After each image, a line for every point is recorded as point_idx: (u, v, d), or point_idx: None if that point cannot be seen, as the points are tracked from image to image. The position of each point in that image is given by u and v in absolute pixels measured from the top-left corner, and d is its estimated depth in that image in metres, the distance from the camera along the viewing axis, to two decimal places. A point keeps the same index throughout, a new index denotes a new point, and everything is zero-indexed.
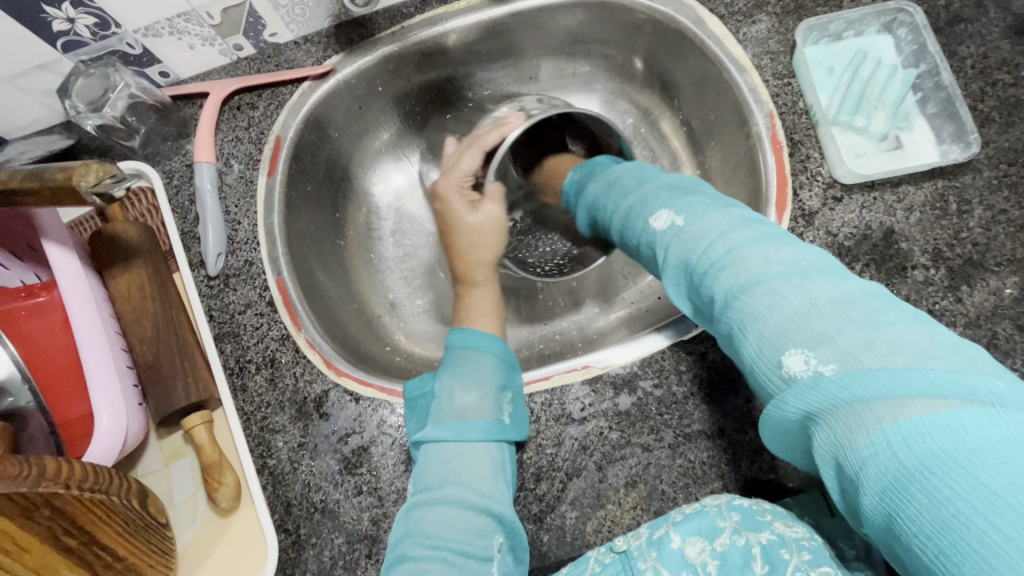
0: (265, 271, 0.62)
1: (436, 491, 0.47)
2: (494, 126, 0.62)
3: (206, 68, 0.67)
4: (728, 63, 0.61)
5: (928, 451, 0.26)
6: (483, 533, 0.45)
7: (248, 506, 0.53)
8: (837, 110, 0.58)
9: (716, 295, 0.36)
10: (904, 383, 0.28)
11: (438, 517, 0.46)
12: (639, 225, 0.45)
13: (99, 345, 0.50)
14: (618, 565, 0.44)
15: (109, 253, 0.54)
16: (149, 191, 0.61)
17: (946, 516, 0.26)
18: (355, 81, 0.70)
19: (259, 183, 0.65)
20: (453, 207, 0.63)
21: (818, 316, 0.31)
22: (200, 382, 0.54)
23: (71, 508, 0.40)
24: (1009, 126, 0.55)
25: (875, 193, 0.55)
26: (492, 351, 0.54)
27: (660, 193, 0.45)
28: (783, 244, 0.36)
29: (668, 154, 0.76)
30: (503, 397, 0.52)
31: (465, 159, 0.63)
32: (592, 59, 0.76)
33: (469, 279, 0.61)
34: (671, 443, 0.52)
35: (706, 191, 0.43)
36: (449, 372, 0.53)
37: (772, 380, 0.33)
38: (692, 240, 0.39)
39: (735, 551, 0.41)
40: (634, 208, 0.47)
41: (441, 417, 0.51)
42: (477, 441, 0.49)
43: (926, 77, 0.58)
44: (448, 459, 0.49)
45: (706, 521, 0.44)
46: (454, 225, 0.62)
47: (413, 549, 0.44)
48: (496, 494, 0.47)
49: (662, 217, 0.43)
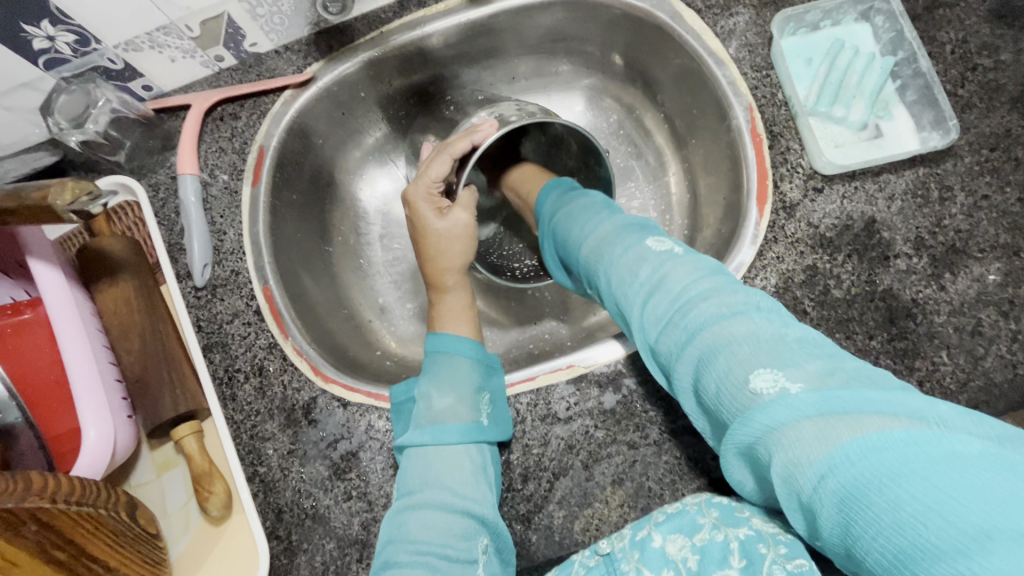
0: (252, 280, 0.62)
1: (418, 495, 0.47)
2: (465, 134, 0.61)
3: (188, 80, 0.67)
4: (706, 57, 0.60)
5: (884, 460, 0.27)
6: (465, 535, 0.45)
7: (239, 514, 0.54)
8: (816, 100, 0.57)
9: (692, 319, 0.37)
10: (865, 402, 0.30)
11: (419, 521, 0.46)
12: (614, 246, 0.45)
13: (85, 361, 0.51)
14: (602, 567, 0.44)
15: (95, 268, 0.55)
16: (136, 205, 0.62)
17: (903, 518, 0.26)
18: (337, 88, 0.70)
19: (243, 193, 0.65)
20: (422, 214, 0.61)
21: (788, 347, 0.34)
22: (188, 394, 0.54)
23: (57, 522, 0.41)
24: (990, 110, 0.55)
25: (856, 183, 0.55)
26: (467, 354, 0.55)
27: (637, 226, 0.46)
28: (754, 290, 0.39)
29: (652, 149, 0.76)
30: (480, 399, 0.52)
31: (435, 165, 0.61)
32: (573, 57, 0.76)
33: (439, 286, 0.60)
34: (656, 440, 0.52)
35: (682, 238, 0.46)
36: (426, 377, 0.54)
37: (738, 398, 0.33)
38: (676, 268, 0.40)
39: (713, 546, 0.41)
40: (601, 239, 0.46)
41: (420, 422, 0.51)
42: (454, 444, 0.50)
43: (904, 65, 0.57)
44: (426, 462, 0.49)
45: (687, 519, 0.44)
46: (425, 232, 0.61)
47: (397, 555, 0.44)
48: (478, 495, 0.47)
49: (641, 246, 0.43)
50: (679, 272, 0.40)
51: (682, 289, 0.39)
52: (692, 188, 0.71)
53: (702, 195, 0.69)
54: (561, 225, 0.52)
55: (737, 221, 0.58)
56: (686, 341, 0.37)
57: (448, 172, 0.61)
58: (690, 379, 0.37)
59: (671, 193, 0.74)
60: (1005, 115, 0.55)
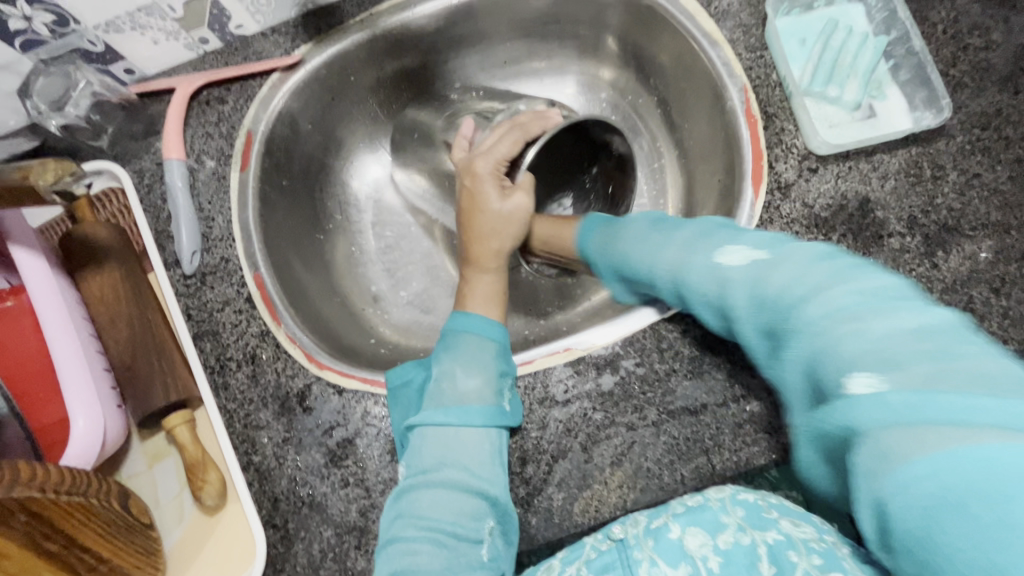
0: (242, 267, 0.61)
1: (432, 473, 0.49)
2: (536, 118, 0.63)
3: (171, 63, 0.66)
4: (700, 39, 0.60)
5: (1005, 472, 0.28)
6: (475, 515, 0.48)
7: (234, 503, 0.53)
8: (811, 80, 0.57)
9: (804, 318, 0.38)
10: (966, 411, 0.31)
11: (432, 498, 0.48)
12: (698, 258, 0.47)
13: (73, 348, 0.49)
14: (614, 552, 0.44)
15: (78, 256, 0.54)
16: (120, 192, 0.61)
17: (997, 527, 0.28)
18: (325, 71, 0.69)
19: (231, 178, 0.64)
20: (485, 190, 0.60)
21: (898, 341, 0.34)
22: (180, 382, 0.53)
23: (48, 512, 0.39)
24: (981, 90, 0.55)
25: (850, 163, 0.55)
26: (494, 338, 0.55)
27: (720, 229, 0.48)
28: (860, 275, 0.39)
29: (646, 133, 0.75)
30: (503, 384, 0.53)
31: (506, 142, 0.61)
32: (566, 41, 0.75)
33: (482, 266, 0.60)
34: (655, 421, 0.52)
35: (760, 231, 0.46)
36: (451, 356, 0.54)
37: (835, 400, 0.35)
38: (779, 268, 0.41)
39: (741, 550, 0.41)
40: (681, 249, 0.49)
41: (443, 402, 0.52)
42: (477, 426, 0.50)
43: (898, 44, 0.57)
44: (445, 440, 0.51)
45: (709, 516, 0.44)
46: (481, 209, 0.60)
47: (405, 530, 0.47)
48: (493, 477, 0.49)
49: (728, 250, 0.45)
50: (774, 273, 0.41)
51: (782, 288, 0.40)
52: (686, 171, 0.71)
53: (696, 179, 0.69)
54: (633, 251, 0.53)
55: (732, 204, 0.58)
56: (795, 345, 0.39)
57: (516, 152, 0.62)
58: (798, 377, 0.39)
59: (666, 177, 0.74)
60: (996, 94, 0.55)
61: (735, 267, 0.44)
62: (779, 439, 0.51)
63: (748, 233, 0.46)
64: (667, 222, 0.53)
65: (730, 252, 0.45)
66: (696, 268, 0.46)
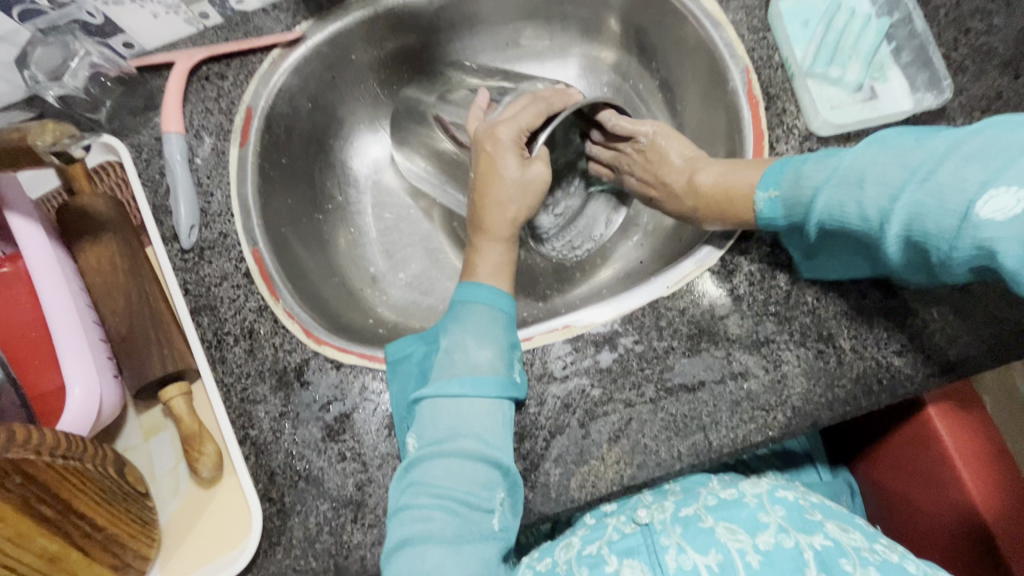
0: (240, 242, 0.61)
1: (446, 443, 0.49)
2: (557, 93, 0.60)
3: (172, 38, 0.65)
4: (703, 20, 0.60)
5: None
6: (488, 485, 0.48)
7: (231, 476, 0.54)
8: (813, 61, 0.57)
9: None
10: None
11: (447, 467, 0.48)
12: (918, 192, 0.41)
13: (69, 316, 0.49)
14: (640, 537, 0.48)
15: (74, 225, 0.53)
16: (117, 165, 0.62)
17: None
18: (327, 49, 0.68)
19: (231, 153, 0.63)
20: (502, 160, 0.56)
21: None
22: (177, 353, 0.53)
23: (43, 475, 0.40)
24: (981, 73, 0.55)
25: (851, 144, 0.55)
26: (503, 308, 0.54)
27: (964, 161, 0.39)
28: None
29: (647, 117, 0.75)
30: (514, 355, 0.52)
31: (527, 113, 0.57)
32: (568, 23, 0.75)
33: (492, 234, 0.57)
34: (652, 398, 0.52)
35: (931, 155, 0.41)
36: (461, 327, 0.53)
37: None
38: (1008, 200, 0.36)
39: (785, 546, 0.43)
40: (930, 196, 0.40)
41: (456, 372, 0.51)
42: (490, 397, 0.50)
43: (900, 26, 0.57)
44: (457, 411, 0.50)
45: (747, 514, 0.46)
46: (496, 179, 0.56)
47: (419, 497, 0.47)
48: (505, 448, 0.49)
49: (997, 193, 0.37)
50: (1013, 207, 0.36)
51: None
52: None
53: None
54: (842, 208, 0.45)
55: None
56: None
57: (537, 126, 0.58)
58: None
59: None
60: (997, 77, 0.55)
61: (1005, 220, 0.37)
62: (777, 417, 0.51)
63: (927, 163, 0.41)
64: (825, 160, 0.47)
65: (997, 199, 0.37)
66: (931, 221, 0.40)
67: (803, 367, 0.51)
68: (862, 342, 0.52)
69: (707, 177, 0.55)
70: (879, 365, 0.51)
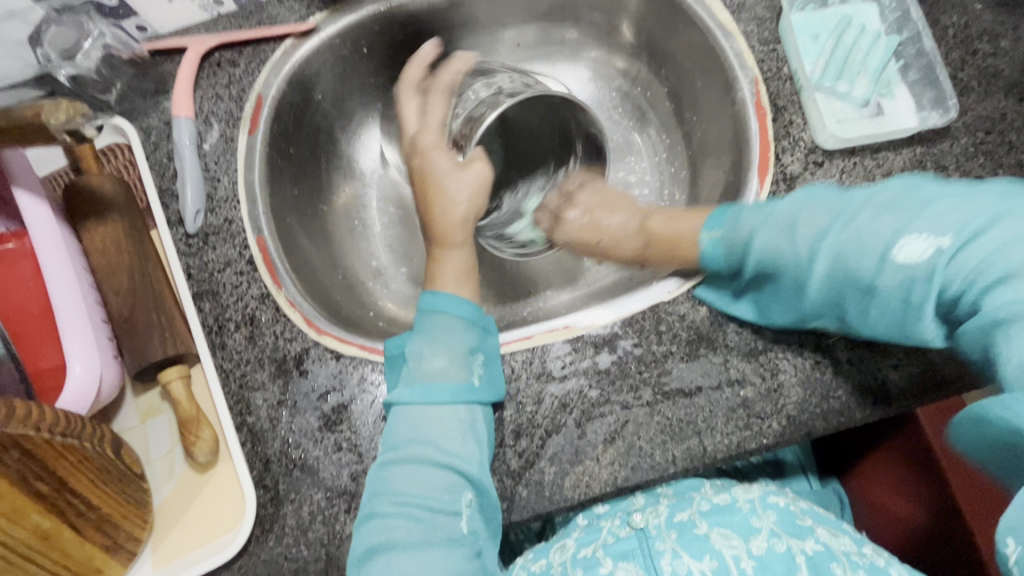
0: (245, 229, 0.61)
1: (403, 450, 0.49)
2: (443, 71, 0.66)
3: (185, 23, 0.66)
4: (714, 29, 0.61)
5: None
6: (450, 489, 0.48)
7: (225, 461, 0.54)
8: (821, 75, 0.58)
9: (998, 300, 0.41)
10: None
11: (405, 474, 0.48)
12: (854, 239, 0.46)
13: (70, 295, 0.49)
14: (635, 540, 0.48)
15: (81, 205, 0.53)
16: (126, 147, 0.62)
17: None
18: (339, 41, 0.69)
19: (239, 141, 0.64)
20: (433, 162, 0.60)
21: None
22: (177, 337, 0.53)
23: (41, 451, 0.40)
24: (987, 94, 0.56)
25: (856, 158, 0.55)
26: (462, 314, 0.53)
27: (880, 213, 0.46)
28: None
29: (655, 123, 0.76)
30: (472, 359, 0.52)
31: (432, 103, 0.64)
32: (580, 26, 0.76)
33: (445, 241, 0.58)
34: (649, 401, 0.52)
35: (858, 206, 0.48)
36: (419, 335, 0.53)
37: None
38: (913, 245, 0.44)
39: (777, 553, 0.43)
40: (853, 239, 0.47)
41: (411, 380, 0.51)
42: (444, 403, 0.50)
43: (909, 44, 0.58)
44: (416, 419, 0.50)
45: (739, 518, 0.47)
46: (432, 178, 0.60)
47: (381, 506, 0.47)
48: (463, 452, 0.49)
49: (908, 240, 0.44)
50: (914, 257, 0.44)
51: (970, 273, 0.42)
52: (693, 162, 0.71)
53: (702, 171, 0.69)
54: (771, 247, 0.50)
55: (737, 193, 0.59)
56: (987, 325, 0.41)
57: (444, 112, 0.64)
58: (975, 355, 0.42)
59: (671, 167, 0.74)
60: (1002, 99, 0.56)
61: (918, 260, 0.44)
62: (772, 425, 0.51)
63: (852, 213, 0.48)
64: (750, 214, 0.53)
65: (911, 244, 0.44)
66: (858, 259, 0.46)
67: (799, 377, 0.52)
68: (860, 356, 0.52)
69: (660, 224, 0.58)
70: (874, 378, 0.52)
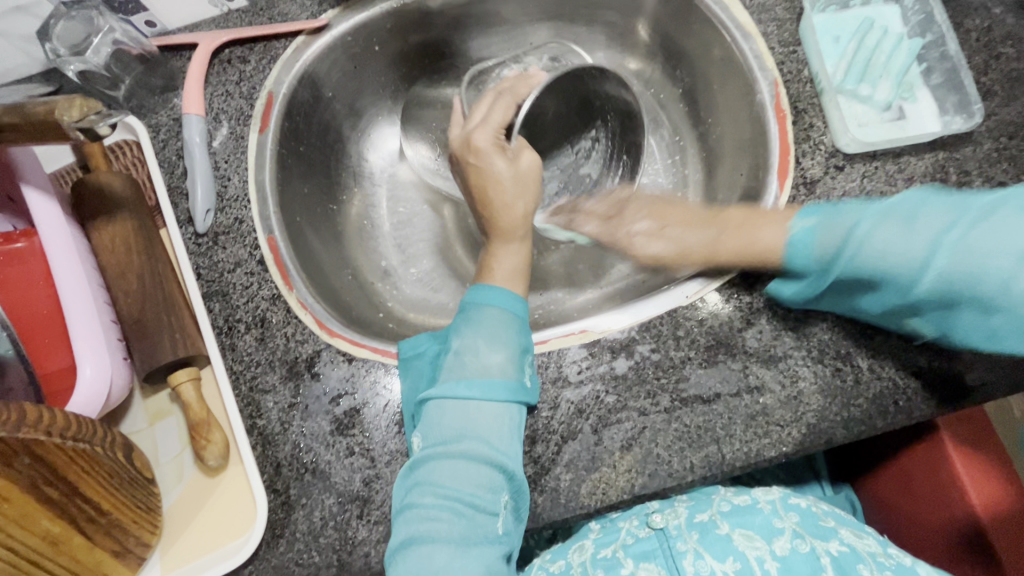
0: (256, 229, 0.60)
1: (452, 444, 0.48)
2: (521, 81, 0.65)
3: (195, 19, 0.65)
4: (733, 30, 0.60)
5: None
6: (493, 488, 0.47)
7: (236, 465, 0.53)
8: (843, 77, 0.57)
9: None
10: None
11: (451, 468, 0.48)
12: (977, 239, 0.44)
13: (80, 295, 0.48)
14: (655, 540, 0.48)
15: (89, 203, 0.53)
16: (134, 144, 0.61)
17: None
18: (351, 39, 0.68)
19: (250, 139, 0.63)
20: (490, 157, 0.59)
21: None
22: (187, 338, 0.53)
23: (52, 456, 0.39)
24: (1010, 99, 0.55)
25: (877, 163, 0.55)
26: (514, 311, 0.54)
27: (1006, 215, 0.44)
28: None
29: (669, 124, 0.75)
30: (525, 360, 0.52)
31: (497, 107, 0.62)
32: (595, 26, 0.75)
33: (508, 235, 0.58)
34: (667, 407, 0.51)
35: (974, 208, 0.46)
36: (471, 328, 0.53)
37: None
38: None
39: (802, 554, 0.43)
40: (978, 240, 0.44)
41: (465, 374, 0.51)
42: (498, 401, 0.49)
43: (931, 47, 0.57)
44: (464, 413, 0.49)
45: (761, 520, 0.46)
46: (492, 177, 0.59)
47: (423, 497, 0.46)
48: (511, 451, 0.48)
49: None
50: None
51: None
52: (708, 164, 0.70)
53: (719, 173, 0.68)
54: (879, 243, 0.47)
55: (757, 196, 0.58)
56: None
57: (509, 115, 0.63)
58: None
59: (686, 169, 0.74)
60: None
61: None
62: (791, 432, 0.51)
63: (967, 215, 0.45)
64: (851, 212, 0.50)
65: None
66: (984, 259, 0.44)
67: (819, 385, 0.51)
68: (881, 362, 0.51)
69: (761, 168, 0.57)
70: (896, 386, 0.51)
